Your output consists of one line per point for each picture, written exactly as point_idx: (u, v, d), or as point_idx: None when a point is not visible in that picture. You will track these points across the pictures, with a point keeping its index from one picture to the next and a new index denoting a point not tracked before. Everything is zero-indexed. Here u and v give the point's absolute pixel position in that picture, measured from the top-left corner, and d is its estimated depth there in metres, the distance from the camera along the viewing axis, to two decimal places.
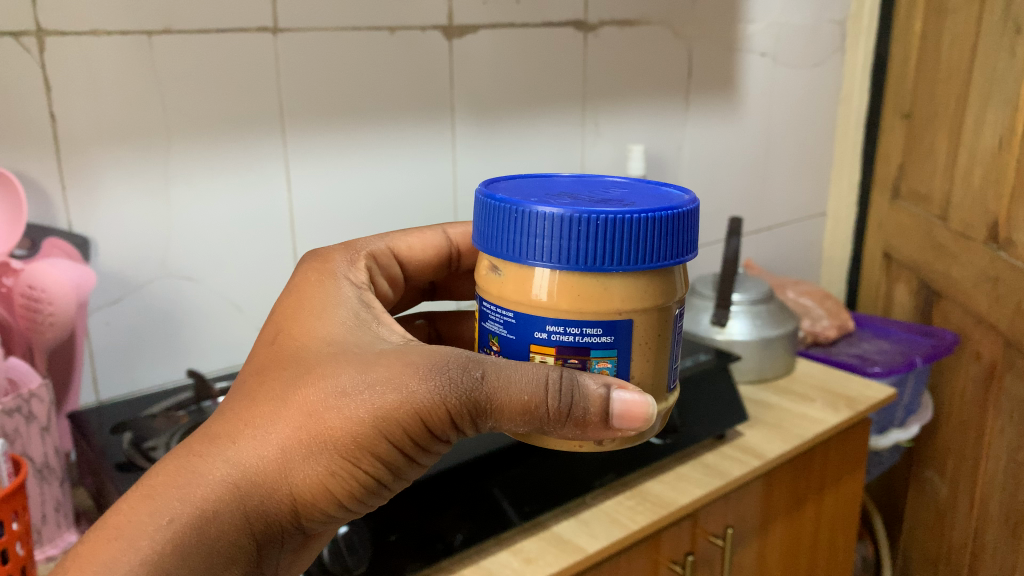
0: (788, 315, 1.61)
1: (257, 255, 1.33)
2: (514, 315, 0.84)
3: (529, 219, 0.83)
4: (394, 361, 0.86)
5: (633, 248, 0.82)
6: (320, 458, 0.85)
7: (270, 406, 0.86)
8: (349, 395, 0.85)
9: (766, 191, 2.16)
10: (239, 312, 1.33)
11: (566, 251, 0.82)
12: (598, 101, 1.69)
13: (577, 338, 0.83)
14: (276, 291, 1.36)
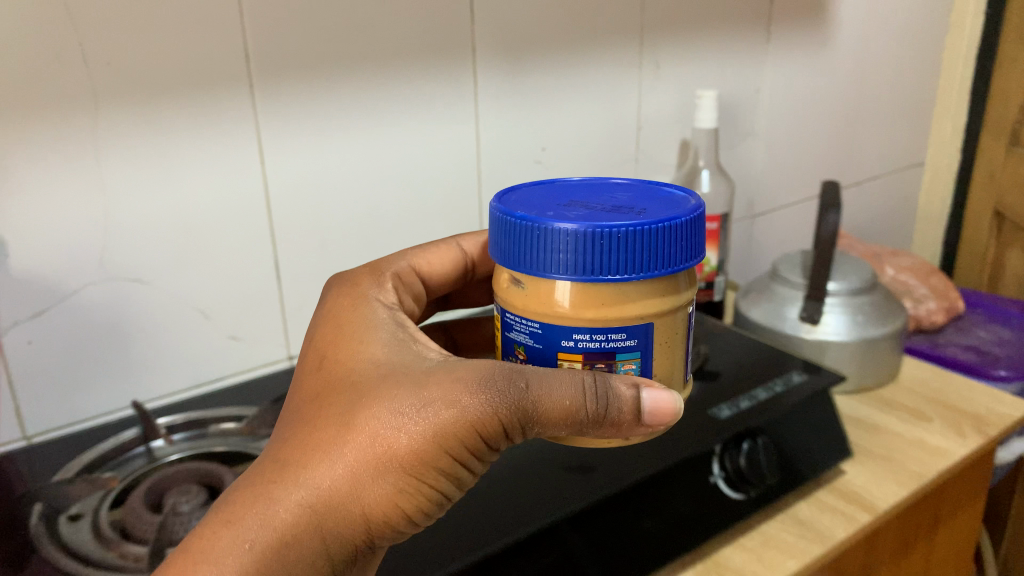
0: (897, 307, 1.28)
1: (228, 249, 1.04)
2: (542, 325, 0.69)
3: (543, 234, 0.67)
4: (449, 371, 0.68)
5: (657, 253, 0.67)
6: (400, 473, 0.65)
7: (332, 423, 0.67)
8: (420, 402, 0.66)
9: (856, 140, 1.81)
10: (208, 322, 1.06)
11: (589, 264, 0.65)
12: (660, 35, 1.35)
13: (603, 345, 0.68)
14: (255, 291, 1.08)
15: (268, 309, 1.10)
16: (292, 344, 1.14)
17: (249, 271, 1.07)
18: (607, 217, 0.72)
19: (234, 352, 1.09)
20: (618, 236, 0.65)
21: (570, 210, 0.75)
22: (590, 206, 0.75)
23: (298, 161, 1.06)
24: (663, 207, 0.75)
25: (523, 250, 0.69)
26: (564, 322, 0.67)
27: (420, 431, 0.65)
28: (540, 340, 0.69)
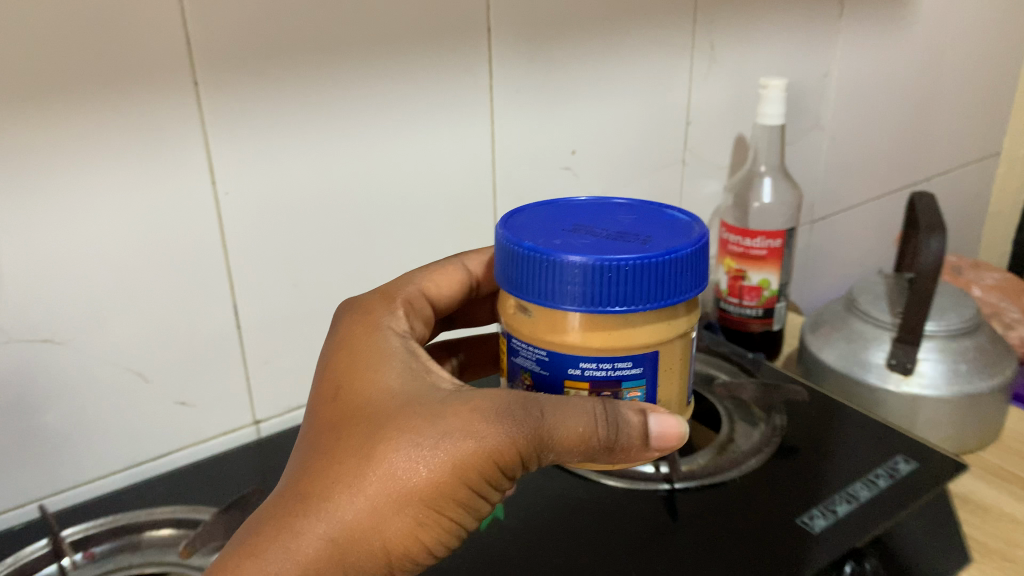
0: (1005, 353, 1.04)
1: (173, 299, 0.80)
2: (553, 353, 0.62)
3: (550, 265, 0.59)
4: (463, 400, 0.61)
5: (668, 282, 0.60)
6: (422, 506, 0.58)
7: (346, 449, 0.59)
8: (437, 427, 0.59)
9: (929, 130, 1.55)
10: (151, 390, 0.82)
11: (596, 295, 0.58)
12: (718, 9, 1.09)
13: (613, 374, 0.61)
14: (207, 346, 0.84)
15: (229, 370, 0.86)
16: (261, 409, 0.91)
17: (202, 324, 0.83)
18: (615, 238, 0.63)
19: (186, 425, 0.86)
20: (627, 269, 0.58)
21: (572, 222, 0.67)
22: (593, 217, 0.67)
23: (262, 187, 0.81)
24: (660, 226, 0.66)
25: (525, 276, 0.62)
26: (574, 349, 0.61)
27: (443, 461, 0.58)
28: (552, 369, 0.62)
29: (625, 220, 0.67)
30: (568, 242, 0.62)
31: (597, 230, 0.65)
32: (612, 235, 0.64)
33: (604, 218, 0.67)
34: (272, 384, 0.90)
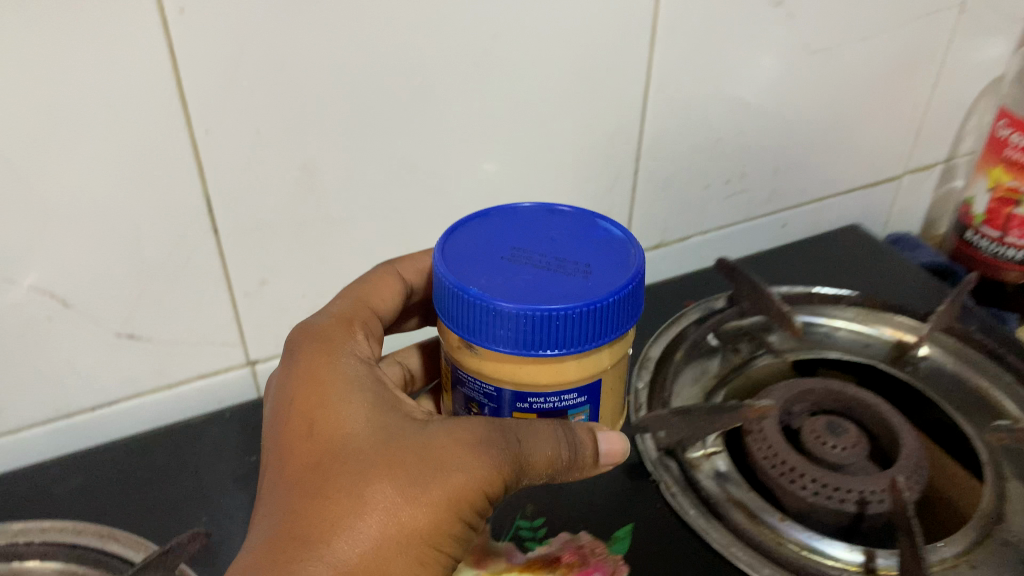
0: None
1: (88, 181, 0.47)
2: (497, 387, 0.41)
3: (469, 300, 0.39)
4: (437, 431, 0.39)
5: (624, 318, 0.40)
6: (439, 556, 0.38)
7: (324, 486, 0.37)
8: (430, 448, 0.38)
9: None
10: (71, 318, 0.52)
11: (532, 344, 0.38)
12: None
13: (562, 404, 0.41)
14: (159, 261, 0.52)
15: (202, 296, 0.55)
16: (258, 347, 0.60)
17: (149, 224, 0.50)
18: (549, 251, 0.43)
19: (139, 367, 0.56)
20: (577, 307, 0.38)
21: (492, 222, 0.46)
22: (517, 216, 0.46)
23: (249, 14, 0.46)
24: (586, 231, 0.45)
25: (436, 308, 0.42)
26: (516, 383, 0.40)
27: (457, 495, 0.38)
28: (495, 401, 0.42)
29: (564, 219, 0.46)
30: (484, 261, 0.42)
31: (528, 237, 0.44)
32: (547, 245, 0.43)
33: (530, 215, 0.46)
34: (273, 317, 0.59)
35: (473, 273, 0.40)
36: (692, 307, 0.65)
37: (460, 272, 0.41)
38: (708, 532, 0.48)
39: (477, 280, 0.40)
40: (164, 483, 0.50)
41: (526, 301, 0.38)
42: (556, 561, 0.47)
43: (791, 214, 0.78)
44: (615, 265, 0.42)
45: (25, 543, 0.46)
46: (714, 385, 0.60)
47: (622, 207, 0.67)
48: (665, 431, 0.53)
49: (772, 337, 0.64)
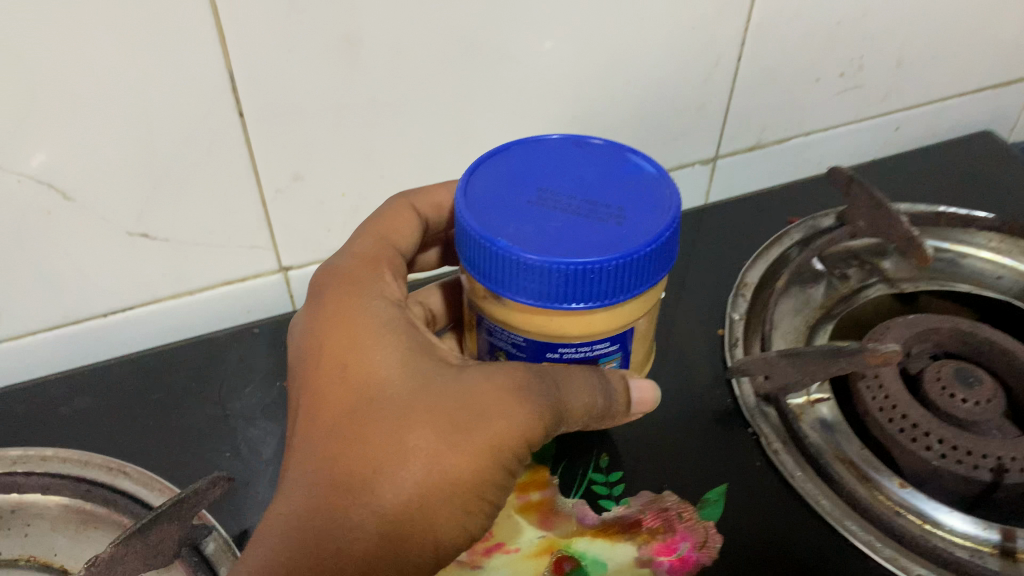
0: None
1: (76, 53, 0.38)
2: (526, 338, 0.34)
3: (497, 248, 0.32)
4: (480, 377, 0.33)
5: (664, 267, 0.33)
6: (487, 508, 0.33)
7: (351, 439, 0.32)
8: (464, 392, 0.32)
9: None
10: (75, 213, 0.44)
11: (562, 300, 0.31)
12: None
13: (593, 353, 0.35)
14: (170, 153, 0.44)
15: (226, 191, 0.47)
16: (293, 252, 0.52)
17: (160, 104, 0.42)
18: (582, 187, 0.35)
19: (156, 271, 0.49)
20: (614, 262, 0.31)
21: (512, 149, 0.38)
22: (537, 142, 0.39)
23: None
24: (616, 163, 0.37)
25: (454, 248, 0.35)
26: (547, 335, 0.34)
27: (500, 446, 0.32)
28: (522, 351, 0.35)
29: (591, 147, 0.38)
30: (501, 195, 0.34)
31: (552, 166, 0.36)
32: (575, 178, 0.36)
33: (552, 141, 0.39)
34: (308, 217, 0.50)
35: (490, 212, 0.33)
36: (794, 224, 0.55)
37: (475, 210, 0.34)
38: (818, 500, 0.41)
39: (496, 223, 0.33)
40: (181, 410, 0.44)
41: (554, 251, 0.31)
42: (635, 526, 0.40)
43: (907, 116, 0.66)
44: (655, 203, 0.34)
45: (25, 475, 0.41)
46: (818, 318, 0.51)
47: (718, 100, 0.57)
48: (769, 376, 0.45)
49: (886, 263, 0.55)
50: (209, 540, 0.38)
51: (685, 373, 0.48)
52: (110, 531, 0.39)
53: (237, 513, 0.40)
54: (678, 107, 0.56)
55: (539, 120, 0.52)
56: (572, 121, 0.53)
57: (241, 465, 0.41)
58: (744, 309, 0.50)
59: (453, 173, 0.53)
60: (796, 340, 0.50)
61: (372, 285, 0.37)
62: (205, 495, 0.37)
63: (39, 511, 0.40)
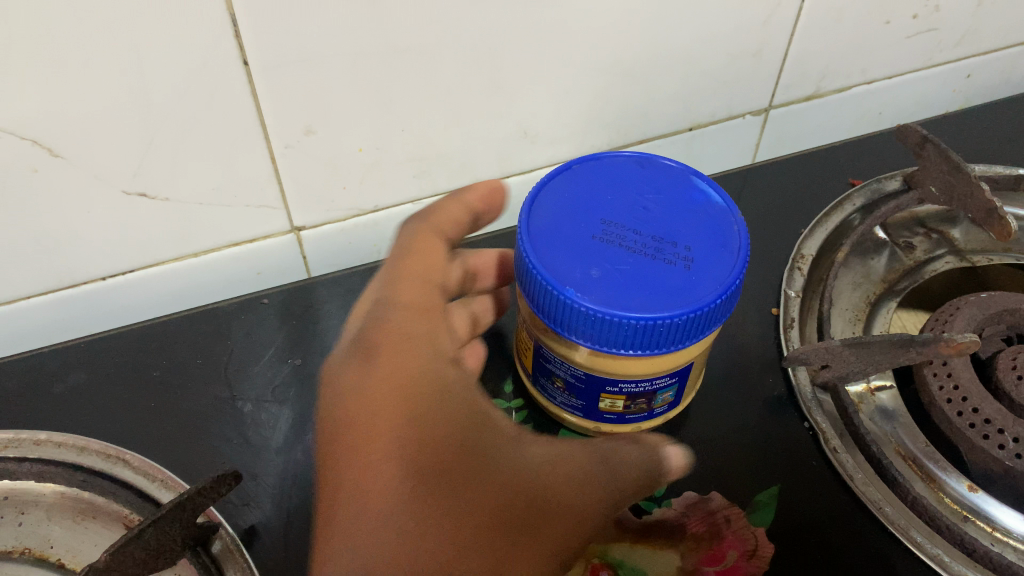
0: None
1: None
2: (586, 372, 0.35)
3: (564, 295, 0.32)
4: (544, 470, 0.34)
5: (731, 311, 0.34)
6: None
7: (426, 522, 0.31)
8: (533, 489, 0.33)
9: None
10: (64, 171, 0.40)
11: (623, 347, 0.32)
12: None
13: (652, 387, 0.35)
14: (167, 107, 0.39)
15: (230, 146, 0.42)
16: (305, 211, 0.47)
17: (154, 50, 0.37)
18: (648, 220, 0.35)
19: (156, 232, 0.44)
20: (682, 316, 0.31)
21: (572, 167, 0.38)
22: (598, 160, 0.38)
23: None
24: (682, 190, 0.36)
25: (516, 281, 0.35)
26: (607, 371, 0.34)
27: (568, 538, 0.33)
28: (579, 382, 0.35)
29: (655, 166, 0.38)
30: (564, 228, 0.34)
31: (615, 193, 0.36)
32: (638, 208, 0.35)
33: (615, 159, 0.38)
34: (321, 173, 0.46)
35: (554, 251, 0.33)
36: (856, 189, 0.51)
37: (538, 249, 0.33)
38: (880, 507, 0.37)
39: (562, 265, 0.33)
40: (185, 389, 0.42)
41: (621, 302, 0.31)
42: (678, 531, 0.36)
43: (981, 62, 0.60)
44: (723, 243, 0.34)
45: (18, 461, 0.38)
46: (880, 294, 0.47)
47: (776, 45, 0.51)
48: (829, 364, 0.40)
49: (957, 232, 0.50)
50: (216, 538, 0.35)
51: (733, 356, 0.44)
52: (110, 523, 0.36)
53: (246, 507, 0.37)
54: (733, 52, 0.50)
55: (580, 68, 0.47)
56: (614, 67, 0.48)
57: (250, 454, 0.39)
58: (800, 284, 0.46)
59: (481, 125, 0.48)
60: (854, 317, 0.46)
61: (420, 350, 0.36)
62: (211, 496, 0.34)
63: (33, 498, 0.37)
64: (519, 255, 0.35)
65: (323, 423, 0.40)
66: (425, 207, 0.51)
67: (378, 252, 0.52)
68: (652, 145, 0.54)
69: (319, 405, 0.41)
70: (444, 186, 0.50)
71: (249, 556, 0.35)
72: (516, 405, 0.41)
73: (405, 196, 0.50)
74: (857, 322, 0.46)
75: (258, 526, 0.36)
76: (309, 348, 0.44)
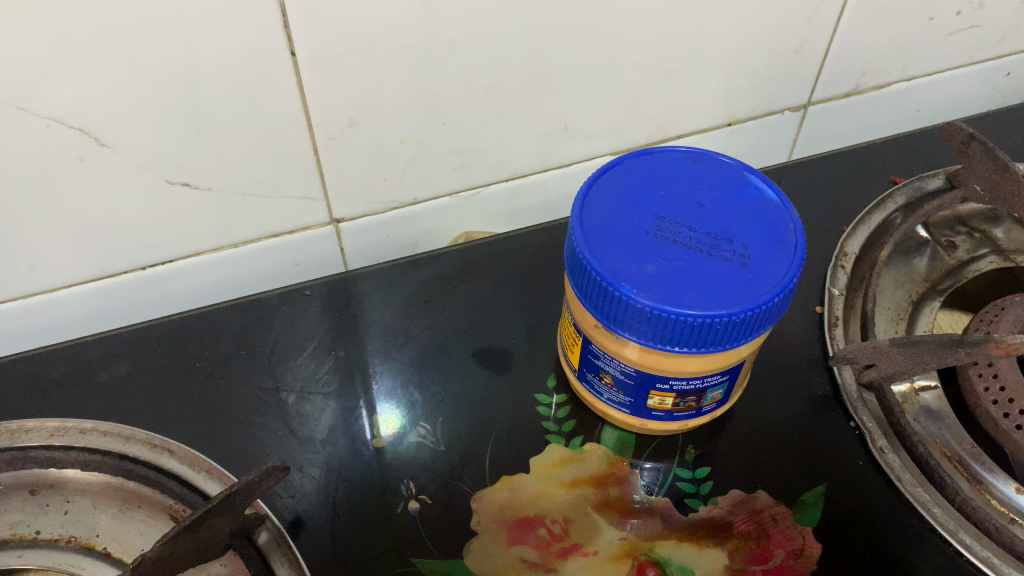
0: None
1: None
2: (637, 368, 0.35)
3: (617, 292, 0.32)
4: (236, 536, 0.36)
5: (786, 309, 0.33)
6: None
7: None
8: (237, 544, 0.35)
9: None
10: (110, 161, 0.39)
11: (677, 343, 0.32)
12: None
13: (703, 385, 0.35)
14: (213, 100, 0.39)
15: (273, 138, 0.42)
16: (345, 203, 0.47)
17: (203, 43, 0.36)
18: (703, 219, 0.34)
19: (197, 223, 0.44)
20: (739, 314, 0.31)
21: (624, 162, 0.38)
22: (649, 155, 0.38)
23: None
24: (736, 188, 0.36)
25: (569, 277, 0.35)
26: (658, 368, 0.34)
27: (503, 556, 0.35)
28: (628, 377, 0.35)
29: (708, 164, 0.37)
30: (617, 223, 0.34)
31: (668, 190, 0.36)
32: (692, 205, 0.35)
33: (667, 155, 0.38)
34: (363, 165, 0.46)
35: (608, 246, 0.33)
36: (899, 187, 0.51)
37: (592, 244, 0.33)
38: (929, 507, 0.37)
39: (617, 261, 0.32)
40: (228, 380, 0.42)
41: (677, 298, 0.31)
42: (725, 530, 0.36)
43: (1022, 60, 0.59)
44: (779, 240, 0.34)
45: (64, 450, 0.38)
46: (922, 293, 0.47)
47: (818, 41, 0.50)
48: (874, 363, 0.40)
49: (999, 232, 0.49)
50: (262, 530, 0.36)
51: (776, 353, 0.44)
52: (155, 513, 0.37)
53: (290, 498, 0.37)
54: (776, 49, 0.50)
55: (623, 64, 0.47)
56: (656, 62, 0.47)
57: (294, 445, 0.39)
58: (843, 282, 0.47)
59: (521, 119, 0.47)
60: (897, 316, 0.46)
61: (89, 500, 0.37)
62: (257, 486, 0.34)
63: (80, 487, 0.37)
64: (572, 250, 0.34)
65: (367, 414, 0.40)
66: (463, 200, 0.51)
67: (415, 245, 0.52)
68: (691, 141, 0.54)
69: (362, 397, 0.41)
70: (483, 179, 0.50)
71: (294, 546, 0.35)
72: (559, 402, 0.41)
73: (444, 189, 0.49)
74: (899, 321, 0.46)
75: (303, 516, 0.36)
76: (352, 341, 0.44)
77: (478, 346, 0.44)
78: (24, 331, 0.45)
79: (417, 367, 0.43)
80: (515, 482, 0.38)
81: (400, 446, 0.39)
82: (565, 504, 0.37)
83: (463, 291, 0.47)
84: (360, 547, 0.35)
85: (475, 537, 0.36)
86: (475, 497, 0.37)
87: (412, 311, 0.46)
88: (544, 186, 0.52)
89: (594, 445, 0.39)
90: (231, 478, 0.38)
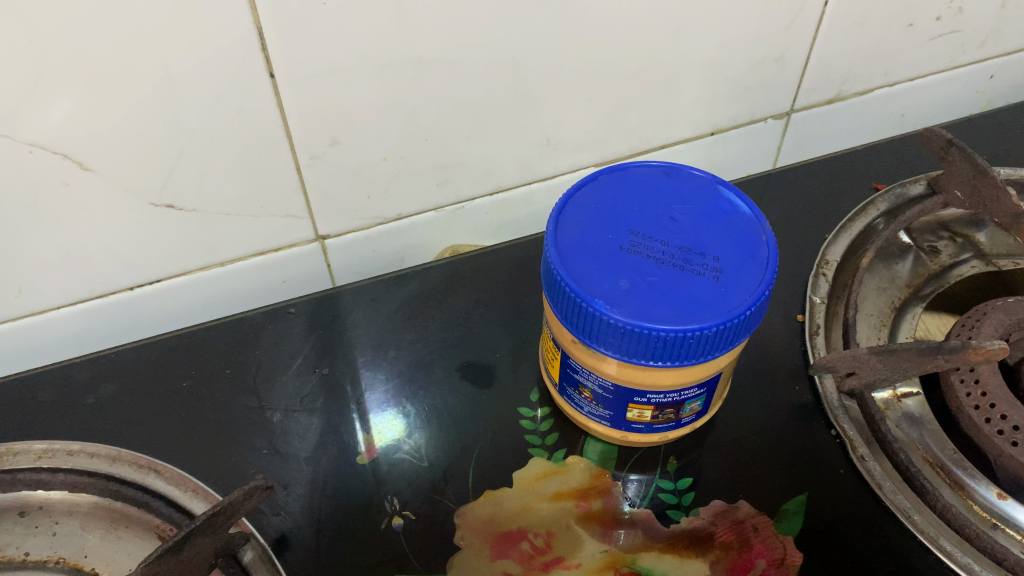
0: None
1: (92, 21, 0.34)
2: (614, 383, 0.35)
3: (588, 309, 0.32)
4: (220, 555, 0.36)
5: (760, 320, 0.34)
6: None
7: None
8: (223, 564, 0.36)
9: None
10: (93, 185, 0.40)
11: (652, 357, 0.32)
12: None
13: (681, 397, 0.35)
14: (195, 122, 0.39)
15: (256, 157, 0.42)
16: (330, 219, 0.48)
17: (184, 67, 0.37)
18: (676, 234, 0.35)
19: (184, 242, 0.45)
20: (710, 329, 0.31)
21: (600, 178, 0.38)
22: (625, 170, 0.38)
23: None
24: (710, 202, 0.36)
25: (547, 295, 0.35)
26: (635, 382, 0.34)
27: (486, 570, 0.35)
28: (607, 391, 0.36)
29: (683, 178, 0.38)
30: (592, 240, 0.34)
31: (641, 205, 0.36)
32: (666, 219, 0.36)
33: (642, 170, 0.38)
34: (349, 183, 0.46)
35: (582, 262, 0.34)
36: (881, 193, 0.52)
37: (567, 259, 0.34)
38: (909, 515, 0.37)
39: (590, 276, 0.33)
40: (214, 400, 0.42)
41: (650, 313, 0.31)
42: (707, 541, 0.36)
43: (1005, 63, 0.59)
44: (751, 253, 0.34)
45: (51, 471, 0.39)
46: (905, 299, 0.47)
47: (799, 50, 0.51)
48: (855, 371, 0.40)
49: (981, 236, 0.50)
50: (247, 547, 0.36)
51: (760, 362, 0.44)
52: (141, 533, 0.37)
53: (276, 516, 0.37)
54: (757, 58, 0.50)
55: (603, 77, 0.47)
56: (636, 74, 0.48)
57: (280, 462, 0.39)
58: (825, 290, 0.47)
59: (504, 133, 0.48)
60: (880, 323, 0.46)
61: (75, 521, 0.37)
62: (237, 504, 0.34)
63: (67, 508, 0.38)
64: (546, 267, 0.35)
65: (351, 430, 0.41)
66: (448, 214, 0.51)
67: (402, 259, 0.52)
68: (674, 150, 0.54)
69: (346, 414, 0.42)
70: (467, 193, 0.50)
71: (278, 562, 0.36)
72: (542, 415, 0.42)
73: (428, 203, 0.50)
74: (882, 328, 0.46)
75: (288, 534, 0.37)
76: (338, 357, 0.44)
77: (462, 360, 0.44)
78: (14, 354, 0.45)
79: (401, 382, 0.43)
80: (498, 497, 0.38)
81: (384, 462, 0.39)
82: (548, 517, 0.37)
83: (446, 306, 0.47)
84: (345, 563, 0.36)
85: (458, 553, 0.36)
86: (459, 512, 0.37)
87: (397, 326, 0.46)
88: (529, 198, 0.53)
89: (577, 458, 0.40)
90: (217, 497, 0.38)
